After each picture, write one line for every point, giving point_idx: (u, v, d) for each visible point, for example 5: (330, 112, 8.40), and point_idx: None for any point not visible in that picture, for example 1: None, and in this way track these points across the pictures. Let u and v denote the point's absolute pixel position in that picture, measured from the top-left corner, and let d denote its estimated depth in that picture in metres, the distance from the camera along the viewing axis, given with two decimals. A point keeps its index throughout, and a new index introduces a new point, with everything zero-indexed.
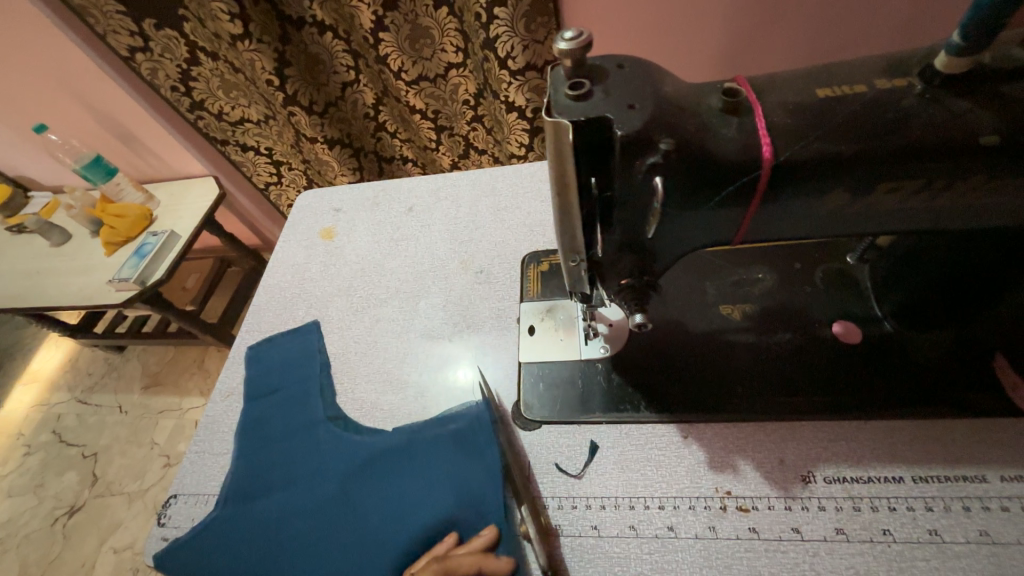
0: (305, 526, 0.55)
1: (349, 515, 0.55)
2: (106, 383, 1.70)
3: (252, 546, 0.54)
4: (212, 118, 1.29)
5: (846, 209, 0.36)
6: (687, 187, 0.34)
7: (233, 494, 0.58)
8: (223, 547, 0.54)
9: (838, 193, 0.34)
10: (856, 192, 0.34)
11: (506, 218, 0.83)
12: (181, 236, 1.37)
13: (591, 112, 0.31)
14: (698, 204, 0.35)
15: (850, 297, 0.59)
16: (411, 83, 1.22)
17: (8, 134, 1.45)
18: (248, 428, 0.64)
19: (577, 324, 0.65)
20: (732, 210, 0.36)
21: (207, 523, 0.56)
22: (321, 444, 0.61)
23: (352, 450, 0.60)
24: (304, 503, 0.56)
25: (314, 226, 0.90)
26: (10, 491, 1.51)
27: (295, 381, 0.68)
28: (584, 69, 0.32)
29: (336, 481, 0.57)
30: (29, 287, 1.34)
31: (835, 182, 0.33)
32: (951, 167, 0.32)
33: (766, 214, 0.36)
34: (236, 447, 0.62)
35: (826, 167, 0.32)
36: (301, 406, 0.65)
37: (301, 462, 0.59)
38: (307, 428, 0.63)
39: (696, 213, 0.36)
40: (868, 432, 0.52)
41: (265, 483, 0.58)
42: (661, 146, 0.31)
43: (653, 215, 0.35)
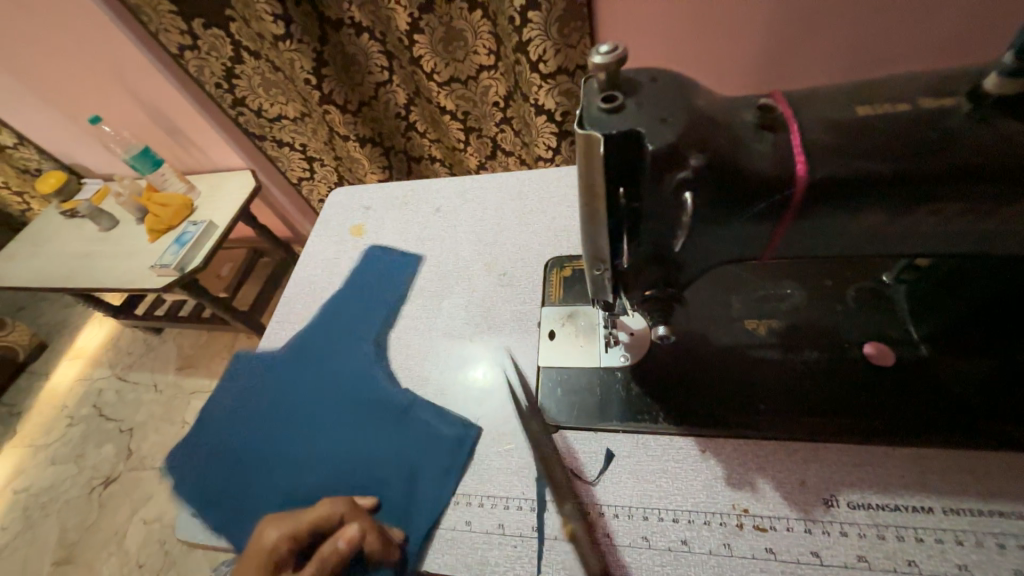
0: (285, 500, 0.60)
1: (324, 504, 0.59)
2: (144, 363, 1.79)
3: (242, 500, 0.61)
4: (252, 115, 1.35)
5: (885, 228, 0.35)
6: (718, 202, 0.33)
7: (242, 447, 0.66)
8: (222, 489, 0.63)
9: (874, 212, 0.33)
10: (893, 213, 0.33)
11: (531, 223, 0.83)
12: (218, 226, 1.43)
13: (623, 125, 0.31)
14: (728, 219, 0.35)
15: (883, 318, 0.57)
16: (443, 84, 1.24)
17: (66, 124, 1.54)
18: (277, 393, 0.70)
19: (597, 330, 0.65)
20: (763, 226, 0.36)
21: (217, 461, 0.65)
22: (329, 424, 0.65)
23: (363, 431, 0.64)
24: (293, 479, 0.61)
25: (344, 223, 0.93)
26: (53, 459, 1.61)
27: (323, 358, 0.72)
28: (617, 81, 0.33)
29: (325, 467, 0.61)
30: (80, 269, 1.43)
31: (871, 201, 0.33)
32: (997, 190, 0.31)
33: (798, 233, 0.36)
34: (257, 407, 0.69)
35: (865, 187, 0.32)
36: (326, 384, 0.69)
37: (318, 437, 0.64)
38: (328, 406, 0.67)
39: (724, 227, 0.35)
40: (895, 459, 0.50)
41: (282, 448, 0.64)
42: (692, 162, 0.31)
43: (681, 229, 0.35)
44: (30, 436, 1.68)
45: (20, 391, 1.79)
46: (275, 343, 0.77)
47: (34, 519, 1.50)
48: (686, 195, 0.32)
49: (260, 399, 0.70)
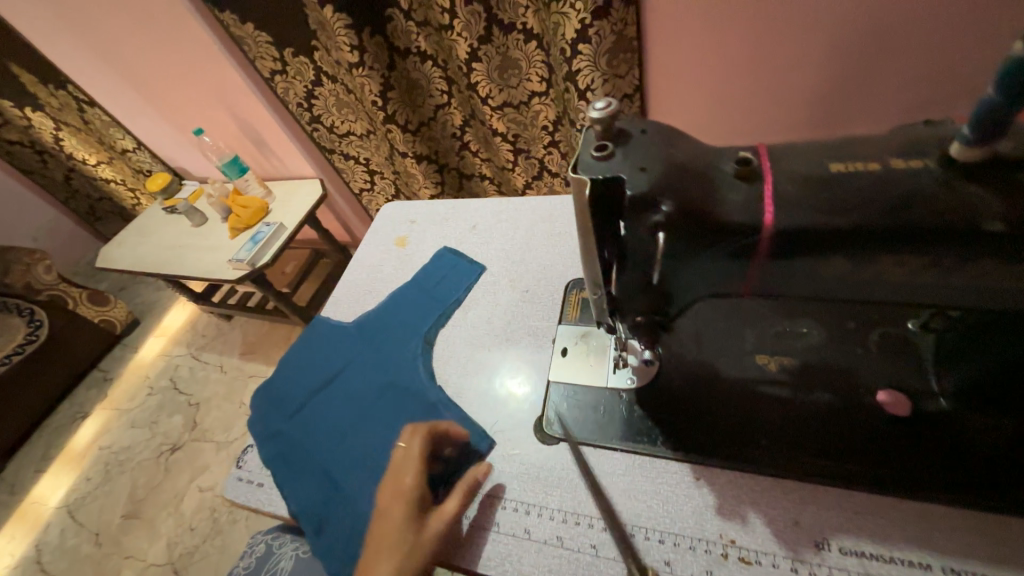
0: (322, 474, 0.67)
1: (353, 482, 0.65)
2: (214, 345, 2.01)
3: (286, 465, 0.69)
4: (325, 131, 1.52)
5: (852, 275, 0.38)
6: (693, 244, 0.37)
7: (293, 417, 0.74)
8: (273, 452, 0.71)
9: (839, 260, 0.37)
10: (857, 261, 0.37)
11: (559, 244, 0.88)
12: (286, 228, 1.60)
13: (608, 172, 0.36)
14: (707, 254, 0.38)
15: (902, 367, 0.57)
16: (495, 108, 1.33)
17: (177, 134, 1.81)
18: (318, 368, 0.79)
19: (609, 352, 0.69)
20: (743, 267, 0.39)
21: (271, 427, 0.74)
22: (368, 410, 0.72)
23: (384, 415, 0.71)
24: (331, 456, 0.68)
25: (391, 233, 1.03)
26: (134, 422, 1.85)
27: (369, 349, 0.79)
28: (610, 132, 0.38)
29: (359, 450, 0.68)
30: (173, 259, 1.66)
31: (839, 253, 0.36)
32: (958, 245, 0.34)
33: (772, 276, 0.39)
34: (309, 384, 0.77)
35: (829, 240, 0.35)
36: (360, 368, 0.77)
37: (346, 413, 0.72)
38: (359, 388, 0.74)
39: (697, 266, 0.39)
40: (899, 511, 0.49)
41: (315, 417, 0.73)
42: (662, 208, 0.34)
43: (656, 263, 0.39)
44: (118, 400, 1.94)
45: (115, 360, 2.07)
46: (330, 327, 0.85)
47: (113, 474, 1.72)
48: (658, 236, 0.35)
49: (312, 378, 0.78)
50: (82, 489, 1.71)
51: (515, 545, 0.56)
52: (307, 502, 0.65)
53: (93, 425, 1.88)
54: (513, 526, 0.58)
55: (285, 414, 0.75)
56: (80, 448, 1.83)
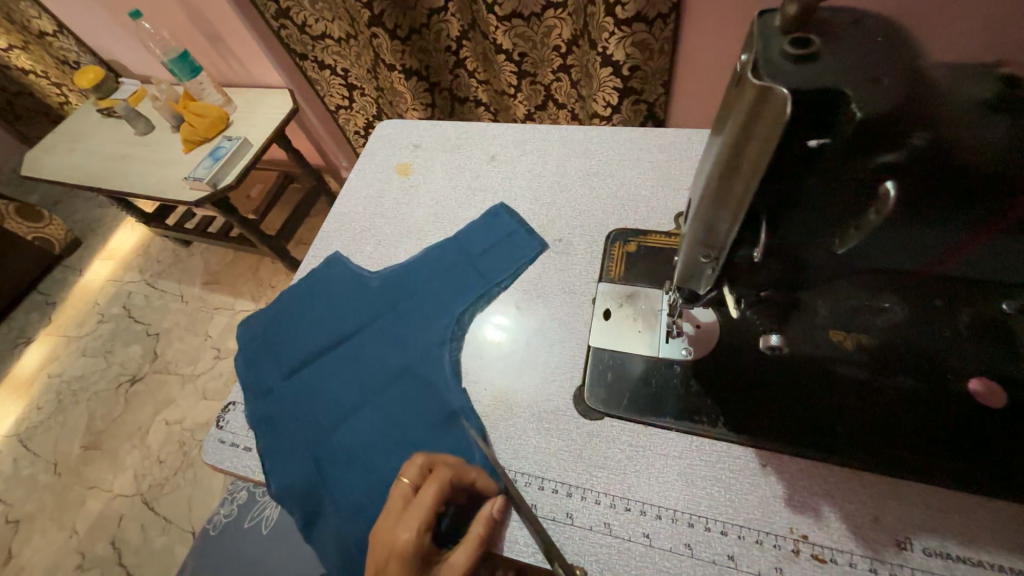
0: (315, 457, 0.57)
1: (352, 473, 0.56)
2: (171, 273, 1.81)
3: (274, 438, 0.59)
4: (295, 30, 1.26)
5: None
6: (916, 200, 0.28)
7: (288, 381, 0.63)
8: (261, 416, 0.61)
9: None
10: None
11: (595, 186, 0.76)
12: (253, 144, 1.37)
13: (821, 80, 0.24)
14: (920, 222, 0.30)
15: (997, 351, 0.50)
16: (503, 18, 1.11)
17: (106, 15, 1.46)
18: (322, 326, 0.66)
19: (659, 317, 0.59)
20: (950, 231, 0.31)
21: (262, 386, 0.63)
22: (380, 391, 0.60)
23: (393, 408, 0.59)
24: (328, 439, 0.58)
25: (391, 159, 0.87)
26: (85, 351, 1.68)
27: (383, 317, 0.66)
28: (811, 20, 0.25)
29: (363, 436, 0.58)
30: (116, 172, 1.41)
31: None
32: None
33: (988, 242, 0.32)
34: (310, 345, 0.65)
35: None
36: (372, 341, 0.64)
37: (350, 393, 0.61)
38: (368, 365, 0.62)
39: (913, 231, 0.31)
40: (987, 512, 0.45)
41: (312, 387, 0.62)
42: (915, 143, 0.25)
43: (857, 228, 0.30)
44: (64, 326, 1.74)
45: (56, 282, 1.84)
46: (337, 276, 0.72)
47: (66, 404, 1.58)
48: (890, 185, 0.27)
49: (314, 338, 0.65)
50: (32, 419, 1.57)
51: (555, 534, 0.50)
52: (292, 485, 0.56)
53: (38, 351, 1.70)
54: (554, 513, 0.51)
55: (278, 375, 0.64)
56: (25, 375, 1.65)
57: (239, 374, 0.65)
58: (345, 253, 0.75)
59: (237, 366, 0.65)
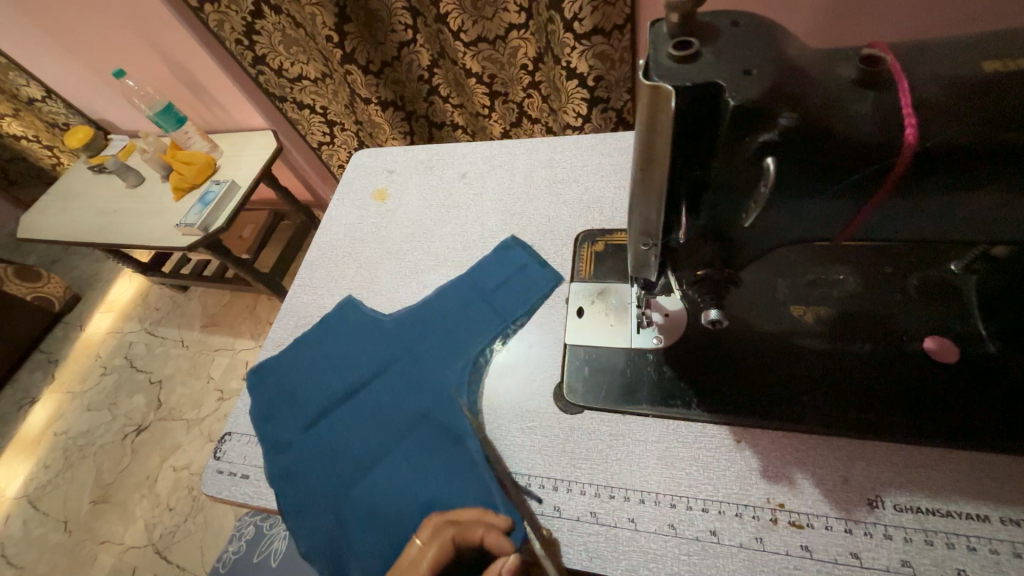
0: (338, 510, 0.56)
1: (374, 525, 0.54)
2: (171, 319, 1.84)
3: (296, 491, 0.58)
4: (272, 74, 1.31)
5: (995, 210, 0.32)
6: (805, 172, 0.30)
7: (307, 432, 0.62)
8: (282, 469, 0.60)
9: (989, 191, 0.30)
10: (1012, 192, 0.30)
11: (562, 193, 0.79)
12: (241, 185, 1.41)
13: (699, 77, 0.27)
14: (818, 190, 0.31)
15: (948, 312, 0.52)
16: (469, 44, 1.17)
17: (92, 78, 1.52)
18: (337, 373, 0.66)
19: (630, 310, 0.62)
20: (850, 202, 0.32)
21: (282, 438, 0.62)
22: (401, 438, 0.59)
23: (414, 456, 0.58)
24: (350, 491, 0.57)
25: (368, 186, 0.90)
26: (89, 405, 1.69)
27: (401, 361, 0.65)
28: (692, 26, 0.28)
29: (384, 486, 0.57)
30: (110, 226, 1.45)
31: (990, 178, 0.29)
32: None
33: (886, 214, 0.32)
34: (328, 394, 0.65)
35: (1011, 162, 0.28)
36: (389, 386, 0.63)
37: (370, 441, 0.60)
38: (386, 412, 0.62)
39: (806, 204, 0.32)
40: (951, 464, 0.47)
41: (330, 438, 0.61)
42: (780, 122, 0.27)
43: (755, 201, 0.31)
44: (68, 382, 1.76)
45: (57, 340, 1.86)
46: (350, 318, 0.72)
47: (73, 459, 1.59)
48: (770, 160, 0.28)
49: (332, 387, 0.65)
50: (41, 478, 1.58)
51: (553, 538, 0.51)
52: (314, 541, 0.55)
53: (44, 409, 1.71)
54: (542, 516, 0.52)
55: (297, 425, 0.63)
56: (32, 435, 1.67)
57: (257, 428, 0.64)
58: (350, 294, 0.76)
59: (254, 419, 0.65)
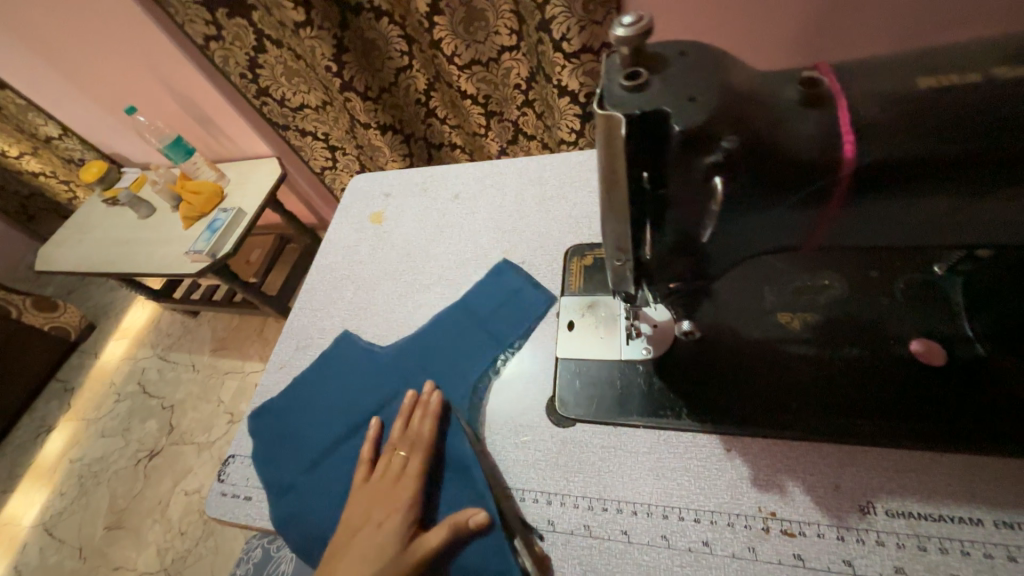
0: None
1: None
2: (182, 344, 1.87)
3: (307, 531, 0.59)
4: (275, 105, 1.37)
5: (947, 216, 0.32)
6: (755, 187, 0.32)
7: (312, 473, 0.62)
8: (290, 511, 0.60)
9: (931, 201, 0.31)
10: (955, 201, 0.31)
11: (553, 209, 0.81)
12: (247, 212, 1.45)
13: (648, 105, 0.29)
14: (770, 203, 0.33)
15: (934, 314, 0.53)
16: (463, 67, 1.20)
17: (105, 115, 1.59)
18: (337, 411, 0.67)
19: (619, 322, 0.63)
20: (802, 213, 0.33)
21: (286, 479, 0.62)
22: None
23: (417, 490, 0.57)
24: None
25: (365, 209, 0.93)
26: (103, 431, 1.72)
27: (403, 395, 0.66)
28: (642, 57, 0.30)
29: None
30: (122, 256, 1.50)
31: (932, 185, 0.30)
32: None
33: (840, 223, 0.34)
34: (331, 432, 0.65)
35: (944, 175, 0.30)
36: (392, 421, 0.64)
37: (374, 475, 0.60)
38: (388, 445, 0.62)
39: (762, 217, 0.34)
40: (942, 467, 0.47)
41: (335, 476, 0.62)
42: (724, 145, 0.29)
43: (708, 218, 0.33)
44: (83, 409, 1.80)
45: (72, 368, 1.91)
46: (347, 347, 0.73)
47: (88, 486, 1.61)
48: (716, 180, 0.30)
49: (335, 425, 0.66)
50: (57, 505, 1.60)
51: (545, 554, 0.51)
52: None
53: (60, 437, 1.75)
54: (535, 535, 0.52)
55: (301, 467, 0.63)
56: (48, 462, 1.70)
57: (260, 472, 0.64)
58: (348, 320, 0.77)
59: (255, 465, 0.65)
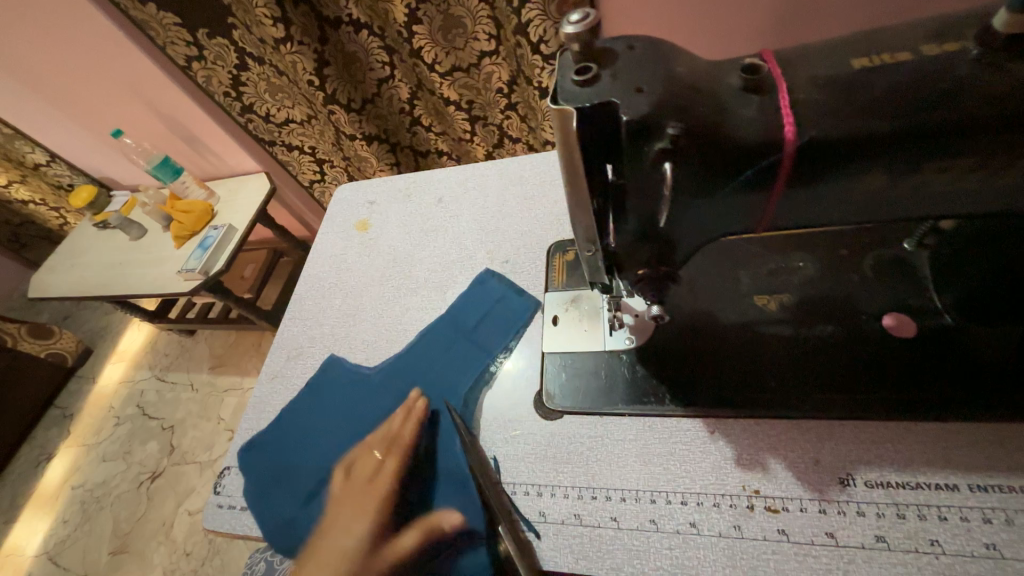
0: None
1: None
2: (179, 364, 1.87)
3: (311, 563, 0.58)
4: (261, 121, 1.38)
5: (890, 191, 0.34)
6: (706, 172, 0.33)
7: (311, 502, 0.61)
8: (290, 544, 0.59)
9: (874, 175, 0.32)
10: (895, 175, 0.32)
11: (534, 208, 0.82)
12: (237, 228, 1.46)
13: (597, 99, 0.30)
14: (720, 186, 0.34)
15: (904, 288, 0.54)
16: (444, 74, 1.22)
17: (92, 139, 1.60)
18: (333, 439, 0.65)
19: (601, 313, 0.63)
20: (754, 196, 0.35)
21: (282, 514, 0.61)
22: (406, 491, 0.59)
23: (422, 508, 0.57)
24: None
25: (350, 218, 0.94)
26: (104, 456, 1.72)
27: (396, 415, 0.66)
28: (592, 52, 0.32)
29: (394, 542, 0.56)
30: (115, 278, 1.51)
31: (872, 161, 0.31)
32: (1000, 138, 0.29)
33: (792, 201, 0.35)
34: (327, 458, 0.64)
35: (885, 148, 0.30)
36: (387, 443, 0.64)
37: None
38: None
39: (713, 201, 0.35)
40: (917, 436, 0.48)
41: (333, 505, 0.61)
42: (669, 131, 0.30)
43: (664, 203, 0.34)
44: (83, 435, 1.79)
45: (70, 394, 1.90)
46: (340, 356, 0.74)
47: (91, 512, 1.60)
48: (666, 166, 0.31)
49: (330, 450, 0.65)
50: (60, 533, 1.59)
51: (526, 539, 0.52)
52: None
53: (60, 463, 1.74)
54: (519, 524, 0.53)
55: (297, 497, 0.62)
56: (50, 490, 1.69)
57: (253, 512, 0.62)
58: (339, 328, 0.78)
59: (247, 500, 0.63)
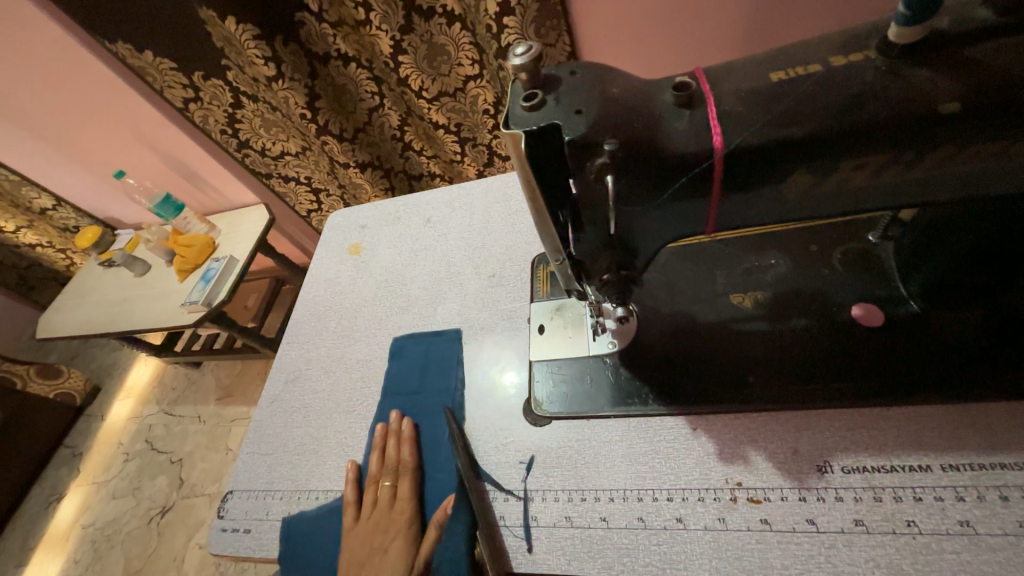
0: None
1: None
2: (186, 397, 1.90)
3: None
4: (257, 155, 1.43)
5: (818, 188, 0.37)
6: (649, 182, 0.36)
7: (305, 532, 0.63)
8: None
9: (801, 175, 0.35)
10: (820, 174, 0.35)
11: (517, 223, 0.85)
12: (239, 259, 1.50)
13: (543, 121, 0.34)
14: (665, 193, 0.37)
15: (871, 278, 0.56)
16: (431, 100, 1.27)
17: (96, 181, 1.66)
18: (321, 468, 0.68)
19: (586, 321, 0.65)
20: (696, 200, 0.38)
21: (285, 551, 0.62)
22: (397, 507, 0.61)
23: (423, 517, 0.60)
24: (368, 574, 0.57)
25: (343, 243, 0.97)
26: (114, 493, 1.73)
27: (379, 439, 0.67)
28: (538, 80, 0.35)
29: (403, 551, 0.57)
30: (121, 315, 1.54)
31: (797, 163, 0.34)
32: (905, 136, 0.32)
33: (732, 202, 0.38)
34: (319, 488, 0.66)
35: (807, 151, 0.33)
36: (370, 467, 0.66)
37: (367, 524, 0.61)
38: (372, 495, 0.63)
39: (659, 207, 0.38)
40: (889, 420, 0.50)
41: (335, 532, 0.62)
42: (605, 146, 0.34)
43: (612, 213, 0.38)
44: (92, 473, 1.80)
45: (80, 433, 1.92)
46: (336, 376, 0.77)
47: (102, 550, 1.61)
48: (607, 178, 0.35)
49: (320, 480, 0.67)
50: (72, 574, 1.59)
51: (503, 548, 0.54)
52: None
53: (71, 503, 1.75)
54: (499, 535, 0.55)
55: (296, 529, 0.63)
56: (61, 530, 1.70)
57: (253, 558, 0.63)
58: (333, 349, 0.80)
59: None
